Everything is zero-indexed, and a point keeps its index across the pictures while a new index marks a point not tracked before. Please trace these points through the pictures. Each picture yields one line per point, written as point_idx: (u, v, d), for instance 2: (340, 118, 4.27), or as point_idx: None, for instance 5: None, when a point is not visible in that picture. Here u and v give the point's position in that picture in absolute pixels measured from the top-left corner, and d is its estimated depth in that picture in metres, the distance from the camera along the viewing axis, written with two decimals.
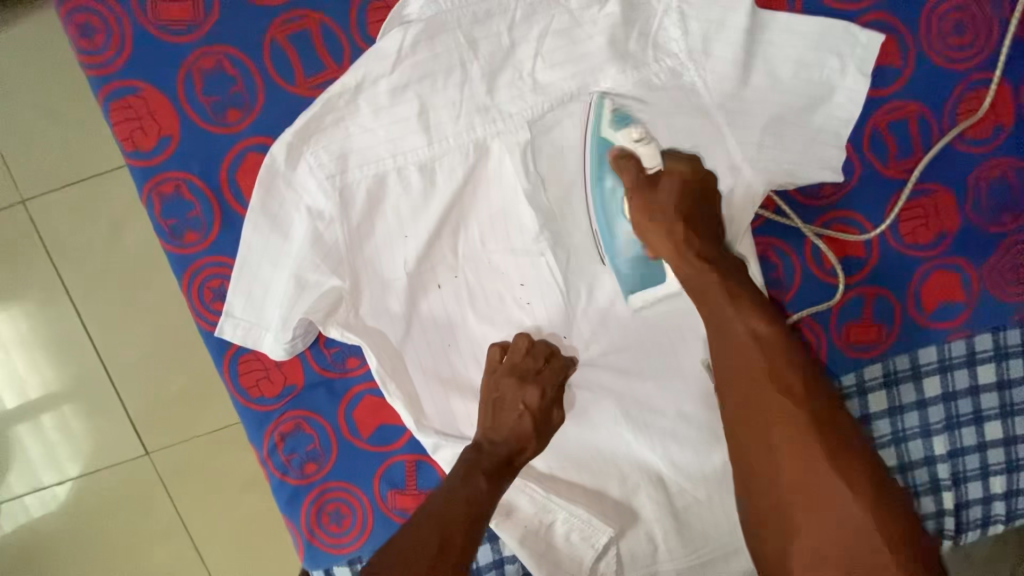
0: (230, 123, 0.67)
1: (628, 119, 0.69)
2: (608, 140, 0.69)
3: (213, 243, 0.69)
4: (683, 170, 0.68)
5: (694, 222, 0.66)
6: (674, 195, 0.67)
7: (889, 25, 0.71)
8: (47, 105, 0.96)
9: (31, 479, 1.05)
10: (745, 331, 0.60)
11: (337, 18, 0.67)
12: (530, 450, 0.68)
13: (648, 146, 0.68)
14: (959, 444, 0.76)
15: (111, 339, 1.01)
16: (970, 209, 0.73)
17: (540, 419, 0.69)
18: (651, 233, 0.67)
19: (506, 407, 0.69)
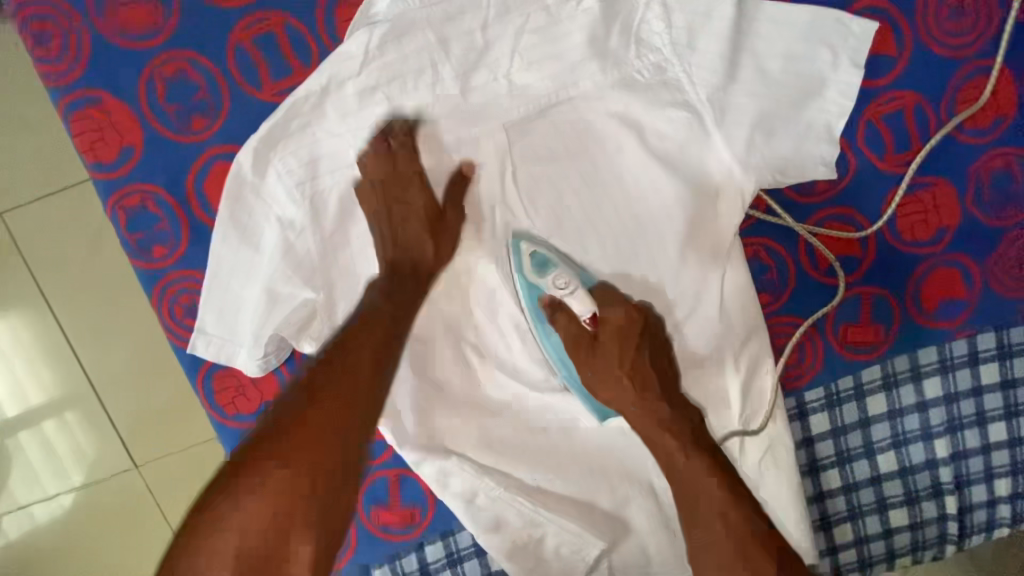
0: (194, 132, 0.64)
1: (549, 264, 0.68)
2: (536, 287, 0.68)
3: (182, 257, 0.66)
4: (620, 318, 0.66)
5: (642, 376, 0.65)
6: (617, 346, 0.65)
7: (885, 12, 0.67)
8: (17, 113, 0.93)
9: (35, 488, 1.03)
10: (710, 505, 0.59)
11: (302, 18, 0.64)
12: (429, 249, 0.65)
13: (575, 293, 0.66)
14: (962, 447, 0.74)
15: (97, 351, 0.99)
16: (970, 203, 0.69)
17: (429, 216, 0.65)
18: (600, 385, 0.67)
19: (392, 217, 0.64)
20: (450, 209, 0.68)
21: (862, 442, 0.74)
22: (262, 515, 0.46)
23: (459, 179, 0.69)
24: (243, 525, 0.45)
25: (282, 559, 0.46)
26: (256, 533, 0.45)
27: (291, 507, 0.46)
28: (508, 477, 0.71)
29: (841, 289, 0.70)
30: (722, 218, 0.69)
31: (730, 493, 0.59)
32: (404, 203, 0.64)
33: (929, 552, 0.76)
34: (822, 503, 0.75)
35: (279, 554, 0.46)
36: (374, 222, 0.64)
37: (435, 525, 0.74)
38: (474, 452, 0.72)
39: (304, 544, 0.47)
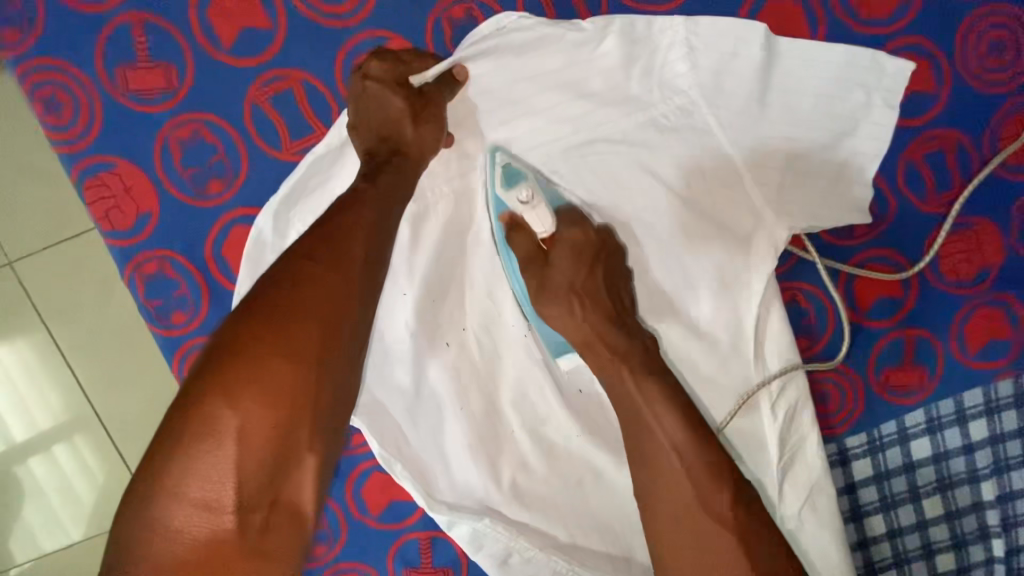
0: (212, 195, 0.63)
1: (519, 176, 0.64)
2: (502, 201, 0.64)
3: (201, 323, 0.64)
4: (579, 238, 0.63)
5: (592, 295, 0.61)
6: (571, 261, 0.62)
7: (922, 49, 0.65)
8: (23, 161, 0.91)
9: (57, 534, 1.00)
10: (664, 442, 0.53)
11: (320, 74, 0.62)
12: (408, 128, 0.58)
13: (536, 210, 0.62)
14: (1010, 488, 0.71)
15: (106, 385, 0.95)
16: (1014, 241, 0.68)
17: (408, 91, 0.58)
18: (546, 305, 0.62)
19: (366, 97, 0.58)
20: (438, 89, 0.59)
21: (907, 487, 0.72)
22: (261, 424, 0.42)
23: (448, 79, 0.60)
24: (243, 435, 0.41)
25: (289, 477, 0.43)
26: (261, 430, 0.42)
27: (294, 413, 0.43)
28: (544, 535, 0.69)
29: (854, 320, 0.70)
30: (756, 263, 0.65)
31: (683, 428, 0.53)
32: (375, 80, 0.58)
33: None
34: (866, 549, 0.73)
35: (286, 466, 0.43)
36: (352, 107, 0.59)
37: None
38: (506, 508, 0.68)
39: (309, 456, 0.44)
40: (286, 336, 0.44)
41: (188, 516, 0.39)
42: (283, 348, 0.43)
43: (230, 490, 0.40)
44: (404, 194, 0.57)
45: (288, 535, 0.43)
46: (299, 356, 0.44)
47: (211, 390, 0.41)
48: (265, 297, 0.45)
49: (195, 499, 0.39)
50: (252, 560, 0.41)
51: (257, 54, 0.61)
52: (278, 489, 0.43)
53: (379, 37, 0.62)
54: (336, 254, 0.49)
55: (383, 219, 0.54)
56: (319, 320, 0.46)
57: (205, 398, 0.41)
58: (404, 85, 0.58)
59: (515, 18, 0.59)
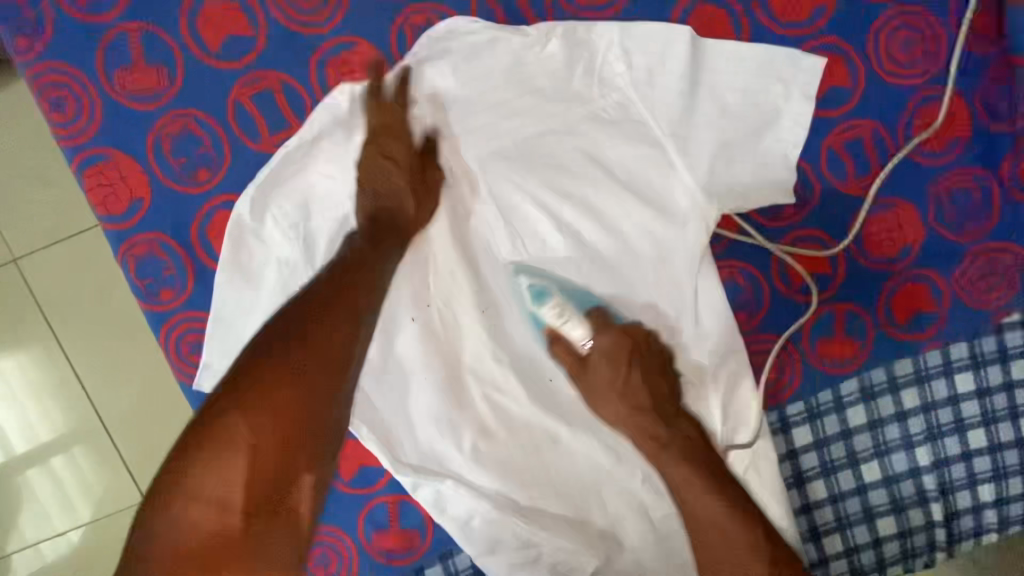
0: (198, 182, 0.69)
1: (545, 294, 0.73)
2: (536, 318, 0.74)
3: (188, 299, 0.70)
4: (607, 343, 0.70)
5: (633, 395, 0.67)
6: (609, 370, 0.69)
7: (837, 47, 0.72)
8: (36, 167, 0.99)
9: (43, 525, 1.03)
10: (712, 530, 0.61)
11: (296, 76, 0.69)
12: (409, 206, 0.67)
13: (569, 324, 0.72)
14: (943, 454, 0.77)
15: (101, 376, 1.01)
16: (933, 220, 0.74)
17: (412, 173, 0.67)
18: (599, 405, 0.70)
19: (377, 171, 0.65)
20: (434, 173, 0.69)
21: (846, 453, 0.77)
22: (270, 441, 0.52)
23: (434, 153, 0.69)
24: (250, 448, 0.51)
25: (288, 486, 0.54)
26: (271, 443, 0.52)
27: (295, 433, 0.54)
28: (502, 496, 0.74)
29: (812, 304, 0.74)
30: (694, 235, 0.71)
31: (728, 514, 0.61)
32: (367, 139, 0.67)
33: (920, 559, 0.78)
34: (810, 514, 0.78)
35: (288, 479, 0.53)
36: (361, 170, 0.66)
37: (434, 546, 0.75)
38: (468, 472, 0.74)
39: (302, 479, 0.55)
40: (297, 364, 0.54)
41: (204, 509, 0.49)
42: (294, 376, 0.54)
43: (238, 493, 0.50)
44: (398, 244, 0.66)
45: (280, 532, 0.53)
46: (303, 383, 0.54)
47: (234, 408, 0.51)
48: (284, 325, 0.56)
49: (211, 498, 0.50)
50: (250, 551, 0.51)
51: (240, 58, 0.69)
52: (280, 499, 0.53)
53: (349, 42, 0.69)
54: (347, 288, 0.59)
55: (380, 260, 0.63)
56: (321, 352, 0.56)
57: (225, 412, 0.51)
58: (393, 138, 0.66)
59: (466, 24, 0.67)
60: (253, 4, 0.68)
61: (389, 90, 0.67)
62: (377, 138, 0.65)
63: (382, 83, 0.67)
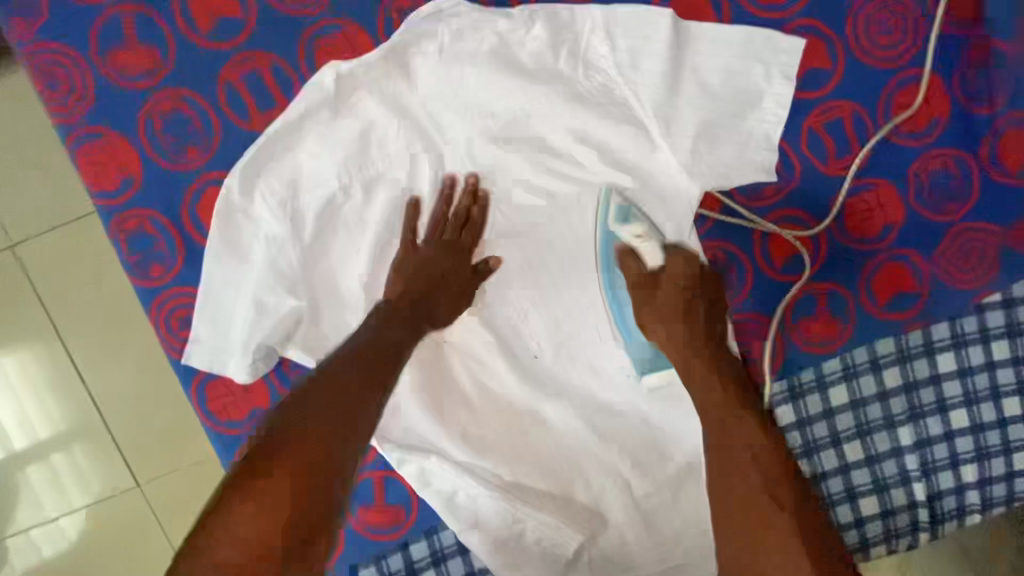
0: (188, 160, 0.71)
1: (631, 215, 0.71)
2: (613, 234, 0.73)
3: (177, 274, 0.71)
4: (683, 269, 0.68)
5: (693, 318, 0.66)
6: (676, 294, 0.67)
7: (817, 30, 0.73)
8: (13, 145, 0.96)
9: (38, 513, 1.01)
10: (750, 455, 0.57)
11: (284, 56, 0.70)
12: (445, 311, 0.71)
13: (648, 245, 0.70)
14: (926, 434, 0.78)
15: (98, 358, 0.98)
16: (913, 200, 0.75)
17: (460, 279, 0.73)
18: (654, 326, 0.67)
19: (437, 268, 0.71)
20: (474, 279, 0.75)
21: (828, 432, 0.78)
22: (306, 477, 0.49)
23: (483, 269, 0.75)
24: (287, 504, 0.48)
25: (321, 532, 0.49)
26: (307, 479, 0.49)
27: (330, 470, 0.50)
28: (486, 473, 0.74)
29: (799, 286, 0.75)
30: (678, 214, 0.72)
31: (770, 445, 0.58)
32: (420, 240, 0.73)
33: (903, 540, 0.79)
34: None
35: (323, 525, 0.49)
36: (423, 254, 0.72)
37: (419, 523, 0.76)
38: (454, 449, 0.74)
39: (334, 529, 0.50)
40: (336, 402, 0.54)
41: (233, 553, 0.45)
42: (332, 414, 0.53)
43: (274, 534, 0.46)
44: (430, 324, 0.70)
45: None
46: (341, 420, 0.53)
47: (281, 463, 0.49)
48: (326, 374, 0.57)
49: (241, 541, 0.46)
50: None
51: (231, 38, 0.70)
52: (314, 546, 0.48)
53: (337, 24, 0.71)
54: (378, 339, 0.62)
55: (412, 316, 0.66)
56: (356, 392, 0.56)
57: (272, 465, 0.49)
58: (457, 266, 0.73)
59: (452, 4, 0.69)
60: None
61: (476, 211, 0.74)
62: (450, 242, 0.73)
63: (474, 199, 0.74)
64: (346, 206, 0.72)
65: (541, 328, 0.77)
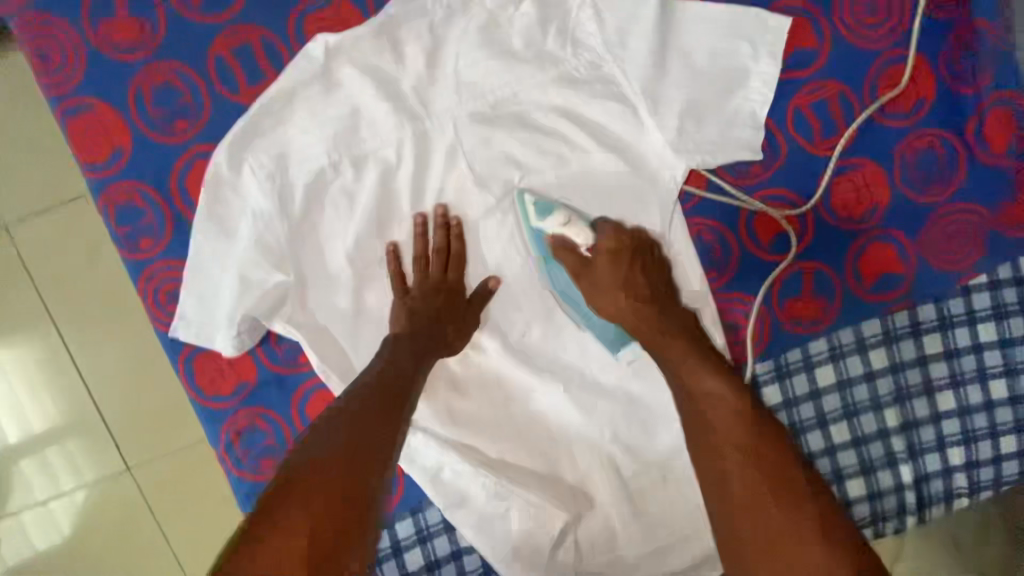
0: (177, 132, 0.71)
1: (552, 207, 0.70)
2: (539, 230, 0.71)
3: (166, 247, 0.72)
4: (615, 241, 0.70)
5: (636, 289, 0.68)
6: (611, 266, 0.69)
7: (803, 10, 0.74)
8: (7, 128, 0.96)
9: (25, 496, 1.00)
10: (725, 407, 0.59)
11: (275, 31, 0.71)
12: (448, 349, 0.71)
13: (576, 230, 0.70)
14: (913, 416, 0.78)
15: (88, 341, 0.98)
16: (899, 182, 0.75)
17: (455, 318, 0.72)
18: (600, 299, 0.70)
19: (432, 305, 0.71)
20: (469, 320, 0.73)
21: (815, 413, 0.78)
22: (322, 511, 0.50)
23: (485, 295, 0.74)
24: (312, 514, 0.49)
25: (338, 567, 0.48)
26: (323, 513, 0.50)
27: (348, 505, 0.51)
28: (472, 451, 0.75)
29: (785, 263, 0.76)
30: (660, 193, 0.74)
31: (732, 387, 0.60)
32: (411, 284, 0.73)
33: (890, 523, 0.79)
34: None
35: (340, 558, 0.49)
36: (421, 292, 0.72)
37: (405, 500, 0.76)
38: (440, 426, 0.74)
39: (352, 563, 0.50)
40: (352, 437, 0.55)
41: None
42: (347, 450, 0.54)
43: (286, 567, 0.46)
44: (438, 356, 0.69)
45: None
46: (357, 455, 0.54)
47: (304, 483, 0.51)
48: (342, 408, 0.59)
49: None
50: None
51: (222, 12, 0.71)
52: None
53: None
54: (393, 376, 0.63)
55: (423, 347, 0.67)
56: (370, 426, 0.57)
57: (296, 485, 0.51)
58: (447, 302, 0.72)
59: None
60: None
61: (454, 241, 0.73)
62: (439, 278, 0.73)
63: (448, 232, 0.73)
64: (334, 182, 0.72)
65: (531, 305, 0.76)
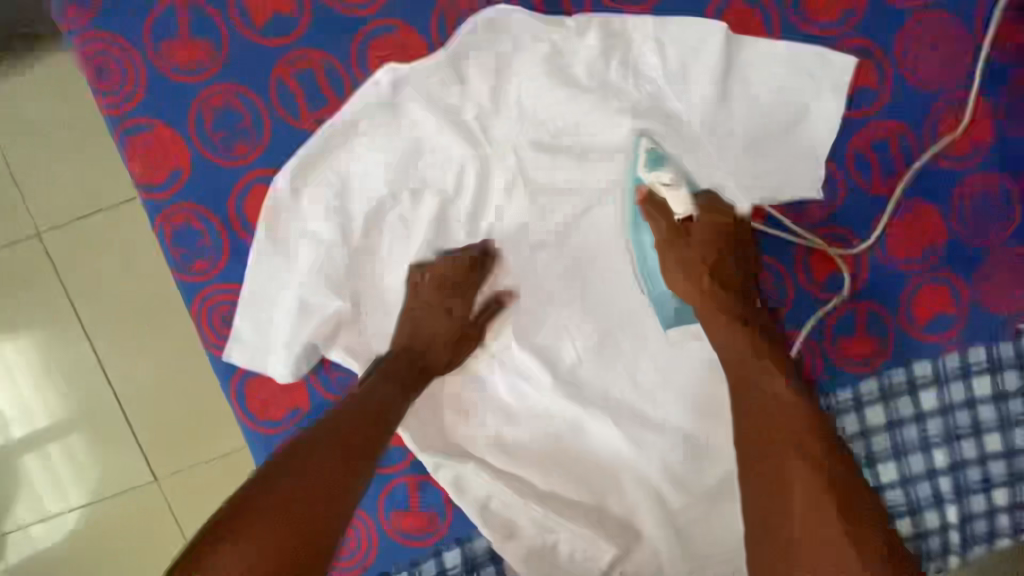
0: (237, 156, 0.70)
1: (661, 162, 0.69)
2: (639, 178, 0.71)
3: (222, 270, 0.71)
4: (717, 219, 0.67)
5: (721, 271, 0.66)
6: (706, 242, 0.67)
7: (867, 49, 0.73)
8: (51, 135, 0.95)
9: (46, 499, 1.00)
10: (782, 404, 0.58)
11: (339, 56, 0.70)
12: (442, 358, 0.70)
13: (676, 192, 0.68)
14: (960, 457, 0.78)
15: (120, 351, 0.97)
16: (955, 224, 0.75)
17: (455, 325, 0.71)
18: (673, 273, 0.68)
19: (433, 309, 0.70)
20: (475, 331, 0.73)
21: (863, 452, 0.78)
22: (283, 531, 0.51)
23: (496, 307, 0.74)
24: (264, 557, 0.50)
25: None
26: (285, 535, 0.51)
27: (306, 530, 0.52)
28: (522, 483, 0.74)
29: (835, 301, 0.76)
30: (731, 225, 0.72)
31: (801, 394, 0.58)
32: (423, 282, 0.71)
33: (934, 563, 0.79)
34: None
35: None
36: (431, 294, 0.70)
37: (453, 529, 0.75)
38: (491, 458, 0.74)
39: None
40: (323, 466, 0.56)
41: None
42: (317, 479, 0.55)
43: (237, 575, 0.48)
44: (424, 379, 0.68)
45: None
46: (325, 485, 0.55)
47: (266, 509, 0.52)
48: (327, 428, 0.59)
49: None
50: None
51: (286, 35, 0.70)
52: None
53: (390, 25, 0.70)
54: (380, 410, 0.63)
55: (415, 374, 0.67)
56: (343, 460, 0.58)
57: (256, 509, 0.52)
58: (454, 308, 0.71)
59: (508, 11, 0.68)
60: None
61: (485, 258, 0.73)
62: (448, 279, 0.70)
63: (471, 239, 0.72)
64: (392, 209, 0.71)
65: (585, 334, 0.75)
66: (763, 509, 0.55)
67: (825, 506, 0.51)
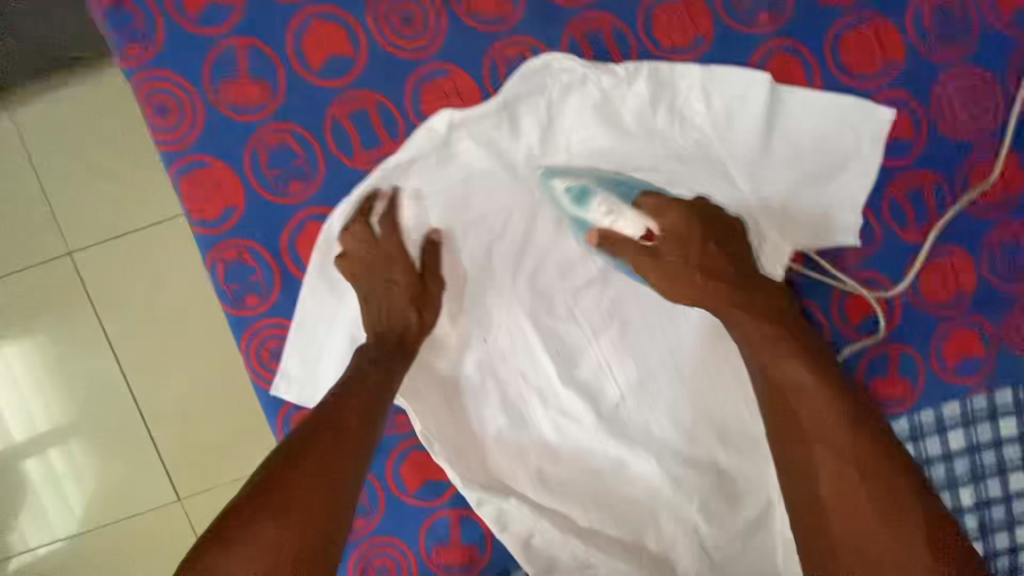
0: (291, 193, 0.72)
1: (587, 193, 0.71)
2: (583, 220, 0.72)
3: (273, 305, 0.72)
4: (677, 218, 0.68)
5: (716, 270, 0.66)
6: (676, 246, 0.68)
7: (904, 101, 0.75)
8: (88, 157, 0.96)
9: (64, 510, 1.02)
10: (821, 397, 0.59)
11: (394, 98, 0.72)
12: (412, 319, 0.71)
13: (621, 217, 0.70)
14: (985, 495, 0.79)
15: (150, 371, 0.99)
16: (987, 270, 0.77)
17: (411, 285, 0.72)
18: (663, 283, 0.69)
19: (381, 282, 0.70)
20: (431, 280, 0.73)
21: None
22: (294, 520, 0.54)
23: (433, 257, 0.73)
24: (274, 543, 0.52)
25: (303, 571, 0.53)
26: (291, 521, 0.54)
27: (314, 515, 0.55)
28: (563, 518, 0.75)
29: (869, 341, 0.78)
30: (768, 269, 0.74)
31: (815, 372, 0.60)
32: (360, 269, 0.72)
33: None
34: None
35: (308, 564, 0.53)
36: (369, 274, 0.71)
37: (494, 562, 0.77)
38: (532, 492, 0.75)
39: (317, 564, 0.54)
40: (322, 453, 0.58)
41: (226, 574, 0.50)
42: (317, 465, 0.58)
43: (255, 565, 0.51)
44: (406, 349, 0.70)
45: None
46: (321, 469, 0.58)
47: (271, 499, 0.54)
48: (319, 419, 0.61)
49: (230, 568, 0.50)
50: None
51: (342, 77, 0.72)
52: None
53: (444, 69, 0.72)
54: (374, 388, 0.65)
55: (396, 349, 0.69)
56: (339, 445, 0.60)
57: (261, 500, 0.54)
58: (402, 273, 0.71)
59: (563, 60, 0.70)
60: (356, 27, 0.71)
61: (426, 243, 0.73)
62: (380, 250, 0.71)
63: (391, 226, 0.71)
64: (444, 247, 0.75)
65: (627, 373, 0.77)
66: (791, 485, 0.59)
67: (852, 486, 0.55)
